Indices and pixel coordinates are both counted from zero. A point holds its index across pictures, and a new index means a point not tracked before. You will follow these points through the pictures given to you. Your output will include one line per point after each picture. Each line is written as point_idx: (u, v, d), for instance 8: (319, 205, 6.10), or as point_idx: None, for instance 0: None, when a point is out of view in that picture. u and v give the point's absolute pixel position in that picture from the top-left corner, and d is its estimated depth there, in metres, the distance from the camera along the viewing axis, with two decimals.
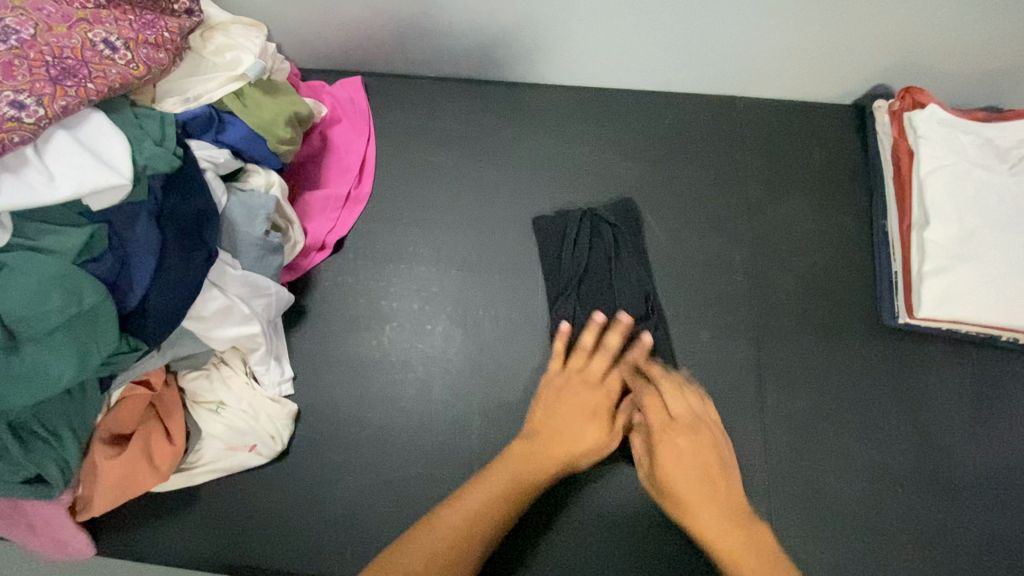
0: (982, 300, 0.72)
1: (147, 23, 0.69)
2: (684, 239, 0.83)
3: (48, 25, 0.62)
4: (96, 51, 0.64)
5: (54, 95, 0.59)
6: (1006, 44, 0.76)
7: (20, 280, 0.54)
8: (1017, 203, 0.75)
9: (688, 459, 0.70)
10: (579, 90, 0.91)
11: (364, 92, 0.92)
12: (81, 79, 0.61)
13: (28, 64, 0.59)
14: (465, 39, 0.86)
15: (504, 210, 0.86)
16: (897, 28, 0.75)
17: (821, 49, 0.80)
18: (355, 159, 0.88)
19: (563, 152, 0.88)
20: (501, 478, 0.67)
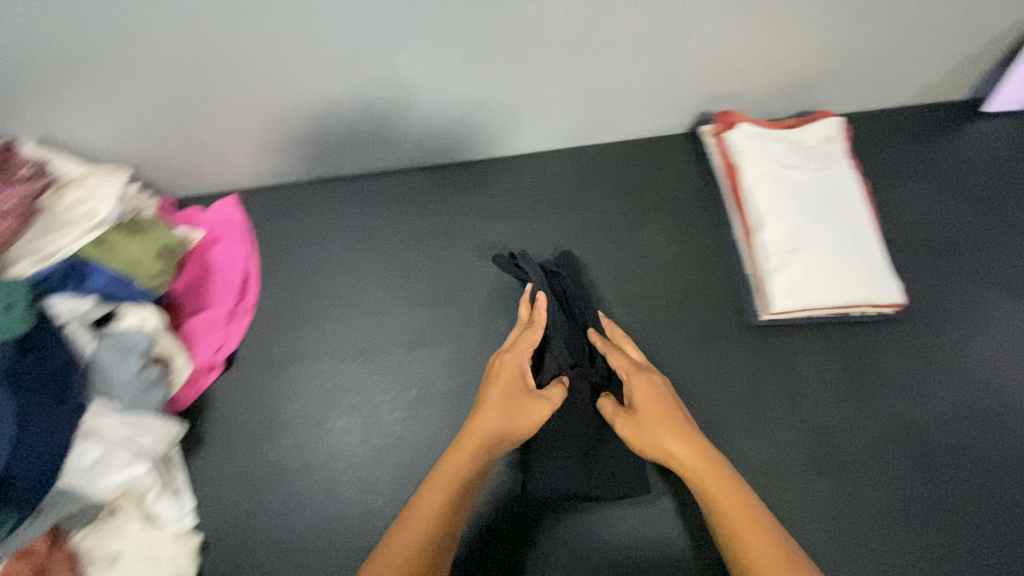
0: (820, 287, 0.78)
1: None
2: None
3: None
4: None
5: None
6: (783, 61, 0.88)
7: None
8: (831, 196, 0.83)
9: (657, 409, 0.69)
10: (443, 167, 0.98)
11: (239, 208, 0.94)
12: None
13: None
14: (325, 143, 0.91)
15: (388, 289, 0.88)
16: (692, 58, 0.85)
17: (638, 88, 0.89)
18: (237, 275, 0.90)
19: (436, 225, 0.93)
20: (464, 463, 0.65)
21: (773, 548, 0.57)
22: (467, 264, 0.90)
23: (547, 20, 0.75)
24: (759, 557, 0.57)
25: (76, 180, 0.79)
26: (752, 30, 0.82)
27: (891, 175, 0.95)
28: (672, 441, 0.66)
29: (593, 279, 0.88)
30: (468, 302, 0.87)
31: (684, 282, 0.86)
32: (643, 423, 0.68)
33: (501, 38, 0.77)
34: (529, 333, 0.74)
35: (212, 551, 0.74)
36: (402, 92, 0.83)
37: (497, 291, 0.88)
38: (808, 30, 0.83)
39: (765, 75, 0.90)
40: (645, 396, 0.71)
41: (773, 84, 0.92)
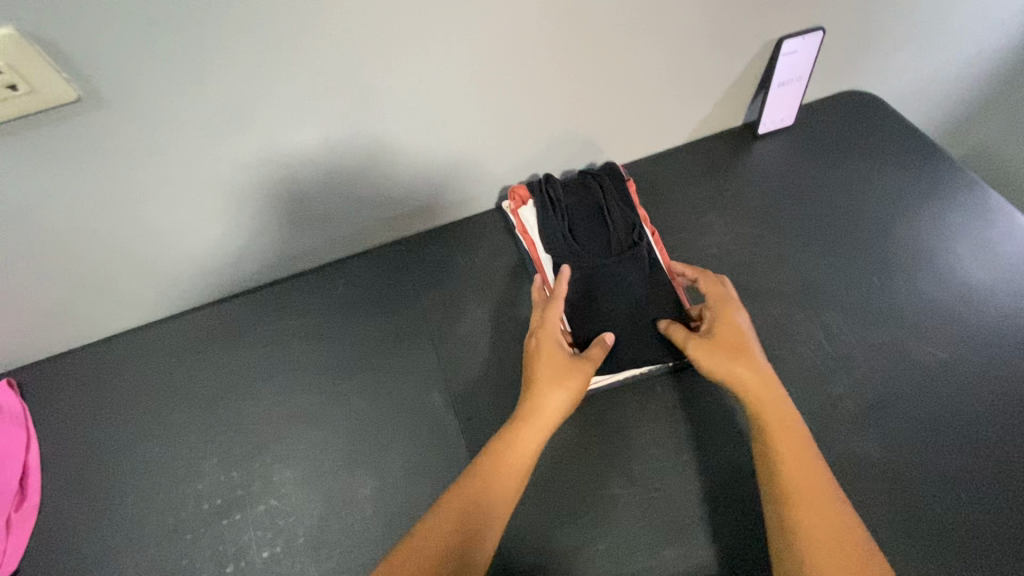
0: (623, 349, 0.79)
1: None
2: (383, 393, 0.83)
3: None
4: None
5: None
6: (554, 126, 0.90)
7: None
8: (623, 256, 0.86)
9: (728, 342, 0.73)
10: (247, 293, 0.92)
11: (12, 392, 0.83)
12: None
13: None
14: (99, 300, 0.83)
15: (195, 449, 0.80)
16: (459, 140, 0.85)
17: (419, 176, 0.88)
18: (12, 474, 0.78)
19: (244, 361, 0.86)
20: (465, 501, 0.63)
21: (798, 426, 0.67)
22: (282, 399, 0.83)
23: (287, 134, 0.74)
24: (789, 438, 0.66)
25: None
26: (504, 110, 0.83)
27: (691, 210, 0.97)
28: (749, 350, 0.72)
29: (417, 382, 0.84)
30: (287, 442, 0.80)
31: (507, 364, 0.84)
32: (738, 335, 0.74)
33: (242, 160, 0.74)
34: (555, 307, 0.77)
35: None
36: (163, 229, 0.78)
37: (317, 421, 0.81)
38: (560, 100, 0.86)
39: (543, 142, 0.91)
40: (731, 309, 0.77)
41: (555, 151, 0.94)
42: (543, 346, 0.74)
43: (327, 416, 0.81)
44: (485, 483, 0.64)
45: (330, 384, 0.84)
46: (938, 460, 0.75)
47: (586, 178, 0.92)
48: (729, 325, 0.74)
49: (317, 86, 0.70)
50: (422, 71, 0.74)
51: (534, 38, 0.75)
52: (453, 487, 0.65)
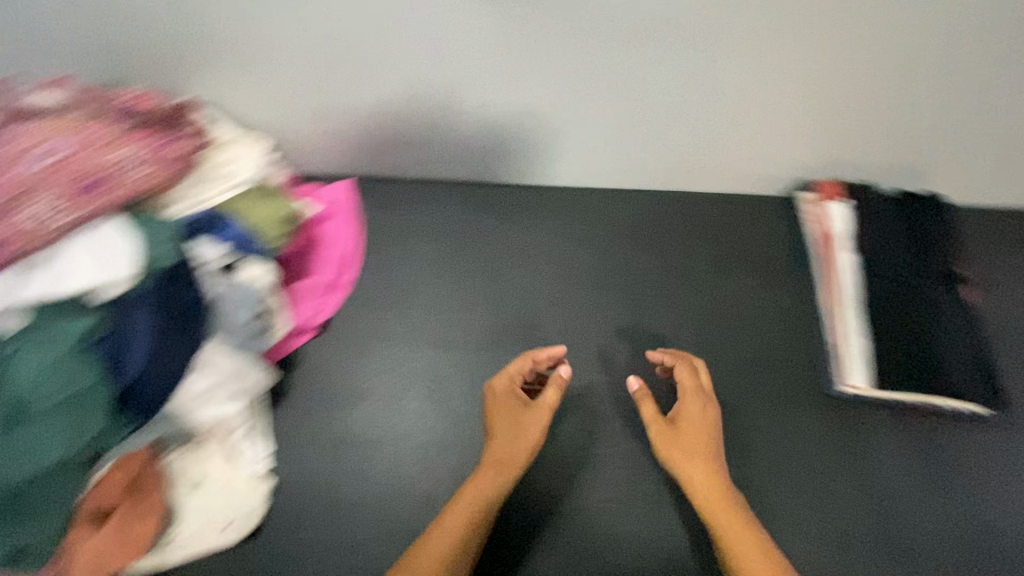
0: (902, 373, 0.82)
1: (160, 141, 0.74)
2: (643, 315, 0.92)
3: (30, 144, 0.67)
4: (115, 164, 0.70)
5: (82, 202, 0.67)
6: (907, 138, 0.87)
7: (25, 363, 0.61)
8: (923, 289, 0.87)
9: (693, 434, 0.71)
10: (543, 189, 1.00)
11: (356, 190, 1.01)
12: (106, 188, 0.69)
13: (57, 177, 0.66)
14: (440, 146, 0.94)
15: (477, 292, 0.94)
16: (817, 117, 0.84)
17: (756, 137, 0.88)
18: (344, 251, 0.97)
19: (530, 240, 0.98)
20: (456, 524, 0.67)
21: (745, 527, 0.64)
22: (551, 287, 0.94)
23: (690, 62, 0.77)
24: (744, 550, 0.63)
25: (224, 136, 0.86)
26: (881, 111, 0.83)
27: (988, 273, 0.94)
28: (688, 462, 0.68)
29: (670, 321, 0.91)
30: (550, 318, 0.92)
31: (765, 339, 0.89)
32: (680, 443, 0.70)
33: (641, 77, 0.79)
34: (513, 364, 0.78)
35: (276, 499, 0.78)
36: (528, 107, 0.85)
37: (577, 320, 0.92)
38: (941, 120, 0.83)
39: (886, 147, 0.88)
40: (686, 410, 0.73)
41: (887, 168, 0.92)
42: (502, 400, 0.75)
43: (586, 321, 0.91)
44: (469, 497, 0.69)
45: (595, 295, 0.93)
46: (900, 484, 0.80)
47: (908, 202, 0.93)
48: (700, 420, 0.72)
49: (756, 37, 0.73)
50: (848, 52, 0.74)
51: (976, 40, 0.72)
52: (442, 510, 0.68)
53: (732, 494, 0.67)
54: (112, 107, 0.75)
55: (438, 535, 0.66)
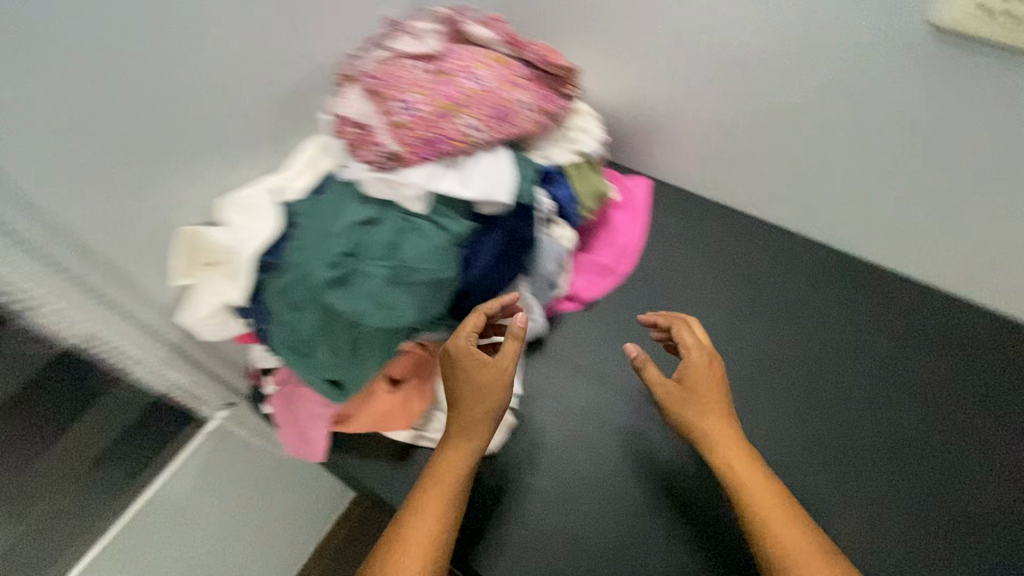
0: None
1: (546, 98, 0.83)
2: (931, 427, 0.79)
3: (470, 67, 0.77)
4: (520, 107, 0.79)
5: (494, 127, 0.74)
6: None
7: (422, 239, 0.70)
8: None
9: (712, 393, 0.71)
10: (855, 258, 0.93)
11: (650, 192, 1.05)
12: (510, 123, 0.77)
13: (483, 99, 0.75)
14: (767, 179, 0.94)
15: (749, 332, 0.89)
16: None
17: None
18: (627, 242, 0.99)
19: (824, 303, 0.91)
20: (445, 480, 0.66)
21: (783, 504, 0.63)
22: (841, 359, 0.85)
23: None
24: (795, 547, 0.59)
25: (583, 109, 0.93)
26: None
27: None
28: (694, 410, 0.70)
29: (961, 447, 0.78)
30: (824, 386, 0.83)
31: None
32: (693, 402, 0.70)
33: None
34: (471, 316, 0.74)
35: (514, 434, 0.82)
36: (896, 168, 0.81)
37: (861, 406, 0.82)
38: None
39: None
40: (695, 369, 0.72)
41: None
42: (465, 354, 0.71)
43: (873, 409, 0.81)
44: (464, 455, 0.68)
45: (887, 386, 0.83)
46: None
47: None
48: (711, 384, 0.71)
49: None
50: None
51: None
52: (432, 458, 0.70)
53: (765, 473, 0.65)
54: (521, 56, 0.83)
55: (450, 468, 0.67)
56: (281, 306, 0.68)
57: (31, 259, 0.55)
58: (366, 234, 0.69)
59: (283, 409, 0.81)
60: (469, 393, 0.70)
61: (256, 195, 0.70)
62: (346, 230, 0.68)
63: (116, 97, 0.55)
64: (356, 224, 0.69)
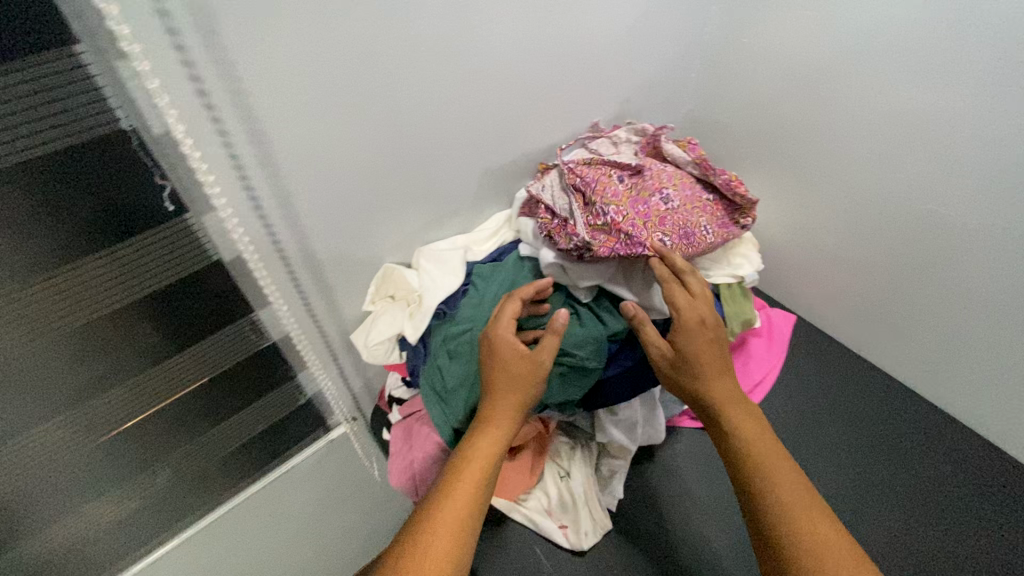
0: None
1: (724, 221, 0.83)
2: None
3: (654, 189, 0.81)
4: (699, 231, 0.80)
5: (674, 245, 0.77)
6: None
7: (578, 326, 0.75)
8: None
9: (716, 359, 0.67)
10: (1007, 456, 0.91)
11: (791, 326, 1.03)
12: (688, 244, 0.78)
13: (667, 220, 0.78)
14: (924, 353, 0.95)
15: (882, 505, 0.84)
16: None
17: None
18: (757, 374, 0.97)
19: (971, 500, 0.85)
20: (471, 480, 0.58)
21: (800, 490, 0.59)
22: (991, 574, 0.77)
23: None
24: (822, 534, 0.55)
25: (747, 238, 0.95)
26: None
27: None
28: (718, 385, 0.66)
29: None
30: None
31: None
32: (701, 360, 0.66)
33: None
34: (510, 302, 0.70)
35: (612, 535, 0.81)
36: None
37: None
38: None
39: None
40: (690, 327, 0.66)
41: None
42: (507, 343, 0.66)
43: None
44: (489, 449, 0.61)
45: None
46: None
47: None
48: (710, 345, 0.67)
49: None
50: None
51: None
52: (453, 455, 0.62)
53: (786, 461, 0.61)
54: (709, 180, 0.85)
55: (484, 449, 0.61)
56: (440, 352, 0.76)
57: (281, 265, 0.66)
58: (532, 311, 0.75)
59: (401, 443, 0.85)
60: (511, 381, 0.64)
61: (450, 252, 0.79)
62: None
63: (402, 156, 0.67)
64: None
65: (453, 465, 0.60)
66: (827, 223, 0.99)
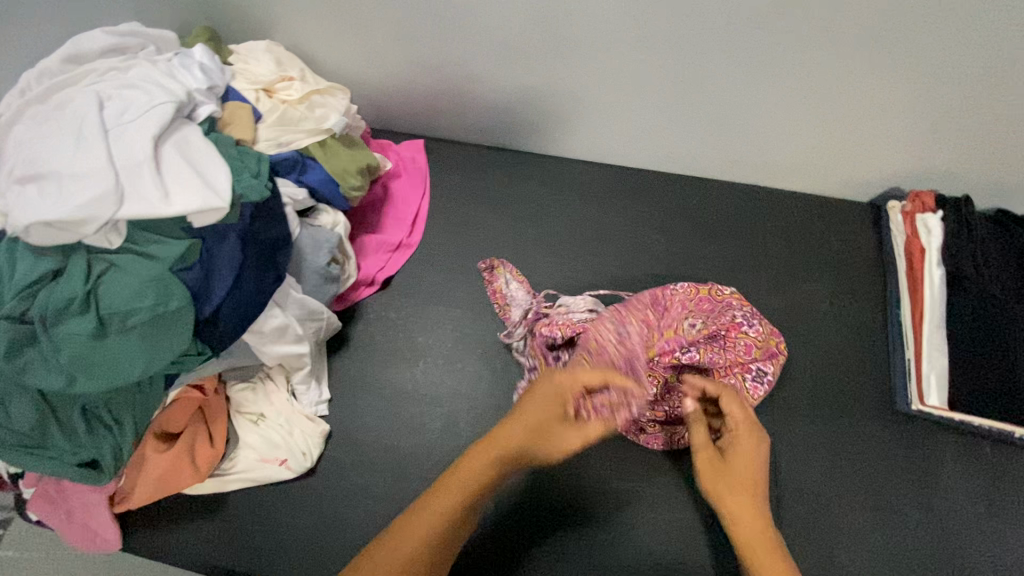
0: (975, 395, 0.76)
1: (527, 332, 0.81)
2: None
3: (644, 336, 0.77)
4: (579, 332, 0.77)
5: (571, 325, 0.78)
6: (992, 156, 0.85)
7: (123, 278, 0.60)
8: (1005, 314, 0.78)
9: (738, 468, 0.61)
10: (613, 167, 1.02)
11: (424, 153, 1.03)
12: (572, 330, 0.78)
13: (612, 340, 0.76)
14: (511, 113, 0.98)
15: (538, 264, 0.94)
16: (907, 114, 0.82)
17: (831, 134, 0.87)
18: (410, 211, 0.97)
19: (596, 218, 0.98)
20: (450, 503, 0.57)
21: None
22: (616, 268, 0.93)
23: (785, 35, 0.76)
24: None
25: (314, 84, 0.88)
26: (993, 97, 0.77)
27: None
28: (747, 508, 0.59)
29: None
30: (607, 295, 0.91)
31: (840, 343, 0.84)
32: (727, 480, 0.61)
33: (708, 86, 0.85)
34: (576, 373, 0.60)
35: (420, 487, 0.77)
36: (604, 77, 0.88)
37: None
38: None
39: (971, 155, 0.85)
40: (737, 463, 0.61)
41: (990, 167, 0.86)
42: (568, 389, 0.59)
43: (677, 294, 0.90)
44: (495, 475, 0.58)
45: (690, 262, 0.93)
46: (961, 506, 0.73)
47: (1004, 221, 0.85)
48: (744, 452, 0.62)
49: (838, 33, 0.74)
50: (933, 46, 0.73)
51: None
52: (453, 464, 0.59)
53: (771, 534, 0.59)
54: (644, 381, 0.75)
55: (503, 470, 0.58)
56: None
57: None
58: (50, 294, 0.58)
59: (52, 509, 0.67)
60: (557, 429, 0.58)
61: None
62: (22, 293, 0.58)
63: None
64: (35, 283, 0.58)
65: (442, 478, 0.58)
66: (367, 35, 0.91)
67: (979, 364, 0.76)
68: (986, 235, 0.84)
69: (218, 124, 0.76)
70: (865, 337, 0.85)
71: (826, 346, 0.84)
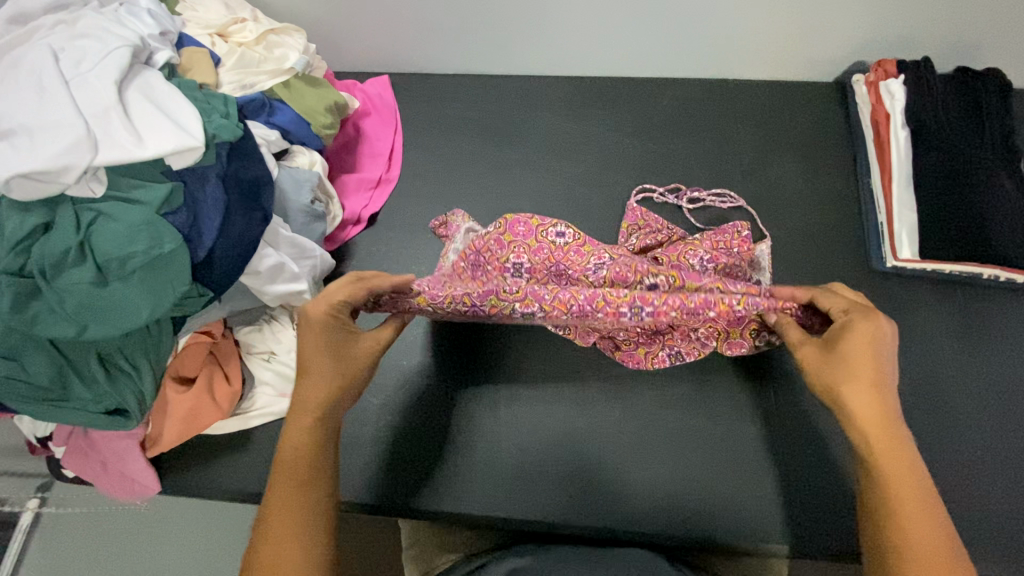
0: (946, 244, 0.80)
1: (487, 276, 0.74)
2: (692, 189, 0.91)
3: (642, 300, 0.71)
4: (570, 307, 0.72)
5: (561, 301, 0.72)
6: (948, 16, 0.86)
7: (114, 225, 0.61)
8: (966, 164, 0.82)
9: (857, 359, 0.52)
10: (581, 79, 1.02)
11: (391, 89, 1.02)
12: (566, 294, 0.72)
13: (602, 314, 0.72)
14: (471, 35, 0.97)
15: (518, 181, 0.95)
16: None
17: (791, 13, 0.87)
18: (385, 147, 0.97)
19: (569, 131, 0.98)
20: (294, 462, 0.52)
21: (899, 441, 0.50)
22: (595, 175, 0.95)
23: None
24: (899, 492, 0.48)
25: (268, 23, 0.86)
26: None
27: None
28: (853, 387, 0.51)
29: (725, 197, 0.90)
30: (589, 202, 0.93)
31: (816, 216, 0.87)
32: (841, 364, 0.52)
33: None
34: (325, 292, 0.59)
35: (451, 419, 0.77)
36: None
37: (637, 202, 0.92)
38: None
39: (927, 17, 0.86)
40: (837, 355, 0.53)
41: (947, 27, 0.87)
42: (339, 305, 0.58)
43: (657, 191, 0.92)
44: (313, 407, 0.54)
45: (667, 159, 0.94)
46: (937, 347, 0.78)
47: (964, 77, 0.87)
48: (864, 350, 0.52)
49: None
50: None
51: None
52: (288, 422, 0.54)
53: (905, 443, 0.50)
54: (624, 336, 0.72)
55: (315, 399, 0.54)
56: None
57: None
58: (43, 246, 0.59)
59: (84, 461, 0.70)
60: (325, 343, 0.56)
61: None
62: (18, 246, 0.59)
63: None
64: (28, 238, 0.59)
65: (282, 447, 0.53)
66: None
67: (951, 211, 0.80)
68: (948, 89, 0.86)
69: (176, 69, 0.75)
70: (840, 207, 0.88)
71: (802, 222, 0.87)
